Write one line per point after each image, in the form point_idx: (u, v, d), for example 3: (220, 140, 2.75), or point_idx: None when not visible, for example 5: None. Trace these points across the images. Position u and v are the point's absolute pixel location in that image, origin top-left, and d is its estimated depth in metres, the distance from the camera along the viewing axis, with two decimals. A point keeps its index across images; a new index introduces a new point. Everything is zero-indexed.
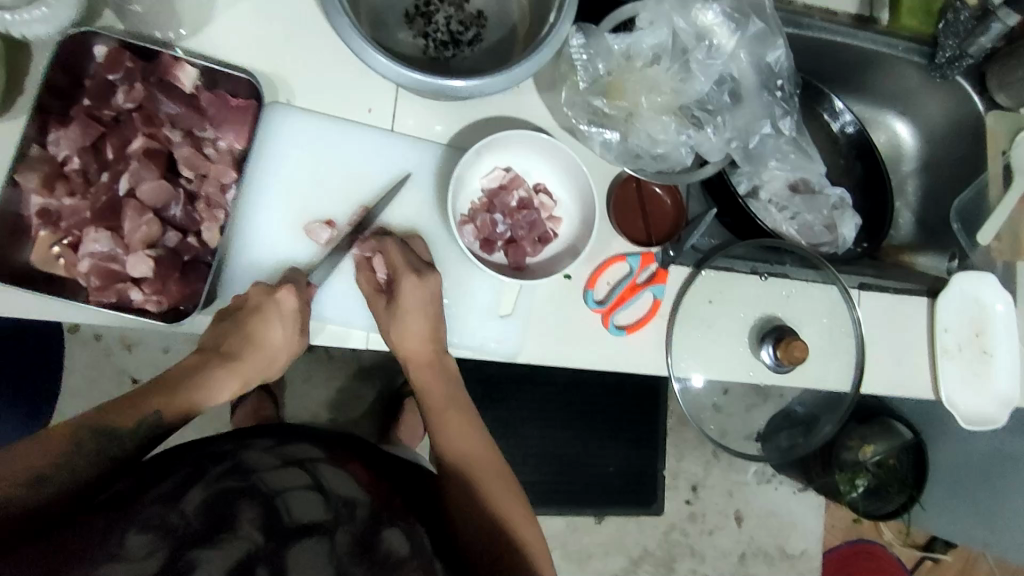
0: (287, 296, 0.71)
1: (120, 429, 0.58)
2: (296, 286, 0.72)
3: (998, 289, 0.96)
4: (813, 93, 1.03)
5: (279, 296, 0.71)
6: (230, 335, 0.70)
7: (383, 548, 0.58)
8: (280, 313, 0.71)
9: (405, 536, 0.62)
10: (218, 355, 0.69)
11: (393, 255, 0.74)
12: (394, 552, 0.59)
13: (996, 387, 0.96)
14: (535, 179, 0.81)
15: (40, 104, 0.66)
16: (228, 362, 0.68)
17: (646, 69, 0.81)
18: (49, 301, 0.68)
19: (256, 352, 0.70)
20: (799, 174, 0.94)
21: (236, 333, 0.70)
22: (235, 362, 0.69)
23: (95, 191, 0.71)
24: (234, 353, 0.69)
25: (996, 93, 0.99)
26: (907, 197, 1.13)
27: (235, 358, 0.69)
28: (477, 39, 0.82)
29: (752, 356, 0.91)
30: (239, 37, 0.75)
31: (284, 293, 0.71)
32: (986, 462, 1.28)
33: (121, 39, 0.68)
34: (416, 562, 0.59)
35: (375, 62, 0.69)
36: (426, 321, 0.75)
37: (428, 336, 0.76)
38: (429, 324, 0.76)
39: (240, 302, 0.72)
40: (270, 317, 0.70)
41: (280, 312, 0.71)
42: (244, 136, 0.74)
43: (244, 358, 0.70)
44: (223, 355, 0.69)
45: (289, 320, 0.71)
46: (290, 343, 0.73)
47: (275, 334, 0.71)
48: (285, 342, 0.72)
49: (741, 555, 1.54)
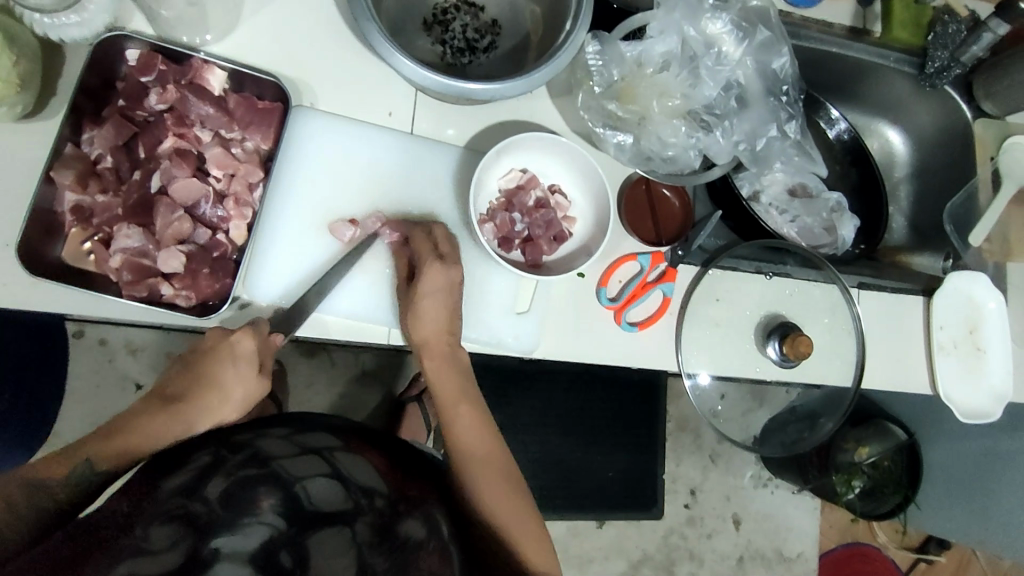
0: (242, 339, 0.68)
1: (52, 478, 0.59)
2: (254, 329, 0.70)
3: (990, 288, 1.01)
4: (810, 102, 1.07)
5: (233, 339, 0.68)
6: (183, 379, 0.68)
7: (401, 534, 0.60)
8: (233, 354, 0.68)
9: (422, 523, 0.63)
10: (166, 402, 0.66)
11: (419, 245, 0.75)
12: (410, 538, 0.60)
13: (989, 383, 0.99)
14: (551, 180, 0.84)
15: (75, 105, 0.69)
16: (173, 409, 0.66)
17: (657, 75, 0.85)
18: (81, 296, 0.69)
19: (206, 397, 0.67)
20: (798, 178, 0.98)
21: (188, 377, 0.68)
22: (181, 408, 0.66)
23: (127, 189, 0.73)
24: (177, 397, 0.66)
25: (983, 101, 1.05)
26: (899, 202, 1.18)
27: (182, 403, 0.66)
28: (493, 46, 0.85)
29: (759, 353, 0.94)
30: (265, 42, 0.78)
31: (239, 338, 0.68)
32: (979, 460, 1.32)
33: (154, 43, 0.71)
34: (433, 546, 0.61)
35: (401, 66, 0.72)
36: (446, 313, 0.76)
37: (444, 326, 0.76)
38: (445, 315, 0.75)
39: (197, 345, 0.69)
40: (222, 360, 0.68)
41: (232, 356, 0.68)
42: (272, 136, 0.77)
43: (191, 401, 0.67)
44: (172, 400, 0.67)
45: (241, 360, 0.68)
46: (247, 385, 0.69)
47: (226, 378, 0.68)
48: (241, 383, 0.69)
49: (739, 559, 1.56)
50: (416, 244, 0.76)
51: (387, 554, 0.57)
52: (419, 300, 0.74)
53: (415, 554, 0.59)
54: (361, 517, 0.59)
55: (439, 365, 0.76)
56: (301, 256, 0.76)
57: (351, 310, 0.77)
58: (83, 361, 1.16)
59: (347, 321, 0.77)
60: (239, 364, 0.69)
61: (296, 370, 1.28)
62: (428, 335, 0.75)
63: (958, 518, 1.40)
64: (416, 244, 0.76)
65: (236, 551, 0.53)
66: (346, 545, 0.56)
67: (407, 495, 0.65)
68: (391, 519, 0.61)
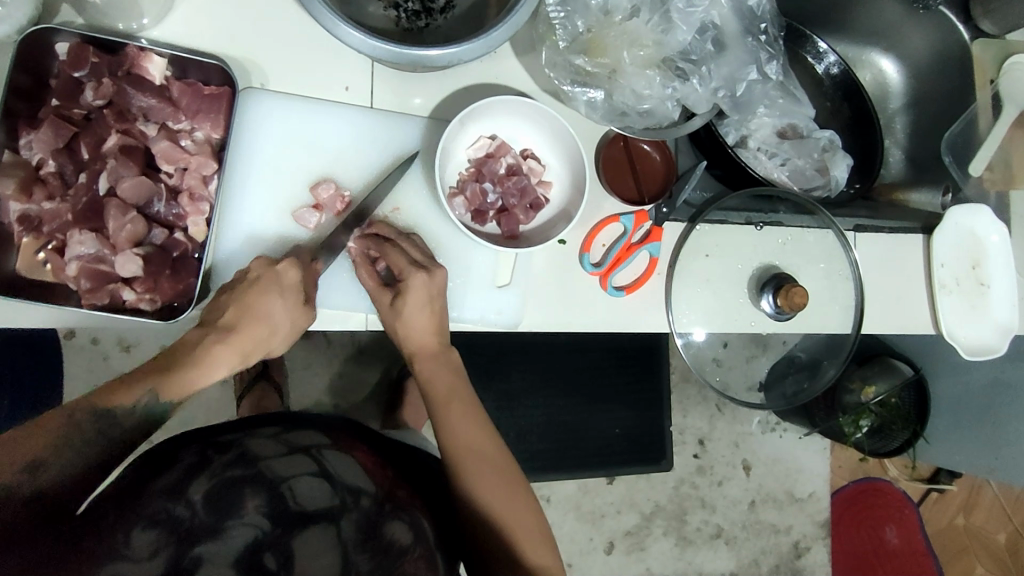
0: (289, 269, 0.67)
1: (117, 410, 0.55)
2: (298, 261, 0.68)
3: (992, 220, 0.96)
4: (795, 37, 1.02)
5: (278, 269, 0.66)
6: (230, 308, 0.64)
7: (387, 537, 0.60)
8: (280, 287, 0.66)
9: (409, 528, 0.63)
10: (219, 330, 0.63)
11: (395, 257, 0.72)
12: (396, 542, 0.60)
13: (995, 317, 0.96)
14: (522, 145, 0.80)
15: (7, 108, 0.65)
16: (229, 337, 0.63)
17: (627, 22, 0.79)
18: (42, 309, 0.67)
19: (256, 326, 0.65)
20: (787, 120, 0.93)
21: (234, 306, 0.65)
22: (236, 336, 0.63)
23: (75, 193, 0.70)
24: (230, 328, 0.64)
25: (981, 20, 0.98)
26: (895, 135, 1.10)
27: (236, 333, 0.64)
28: (450, 6, 0.79)
29: (753, 306, 0.91)
30: (204, 23, 0.73)
31: (284, 267, 0.66)
32: (988, 392, 1.30)
33: (82, 33, 0.66)
34: (418, 551, 0.62)
35: (348, 39, 0.67)
36: (432, 316, 0.74)
37: (433, 329, 0.74)
38: (433, 323, 0.74)
39: (240, 277, 0.68)
40: (269, 289, 0.66)
41: (278, 283, 0.66)
42: (221, 125, 0.72)
43: (243, 332, 0.64)
44: (224, 329, 0.63)
45: (291, 293, 0.67)
46: (293, 316, 0.67)
47: (276, 308, 0.66)
48: (288, 317, 0.67)
49: (751, 503, 1.56)
50: (393, 260, 0.72)
51: (371, 555, 0.58)
52: (403, 311, 0.72)
53: (398, 561, 0.59)
54: (349, 515, 0.59)
55: (432, 368, 0.75)
56: (269, 251, 0.73)
57: (323, 298, 0.74)
58: (76, 363, 1.14)
59: (328, 313, 0.75)
60: (285, 293, 0.67)
61: (292, 354, 1.26)
62: (415, 347, 0.75)
63: (967, 449, 1.39)
64: (397, 264, 0.72)
65: (219, 556, 0.52)
66: (331, 544, 0.56)
67: (395, 496, 0.64)
68: (380, 519, 0.61)
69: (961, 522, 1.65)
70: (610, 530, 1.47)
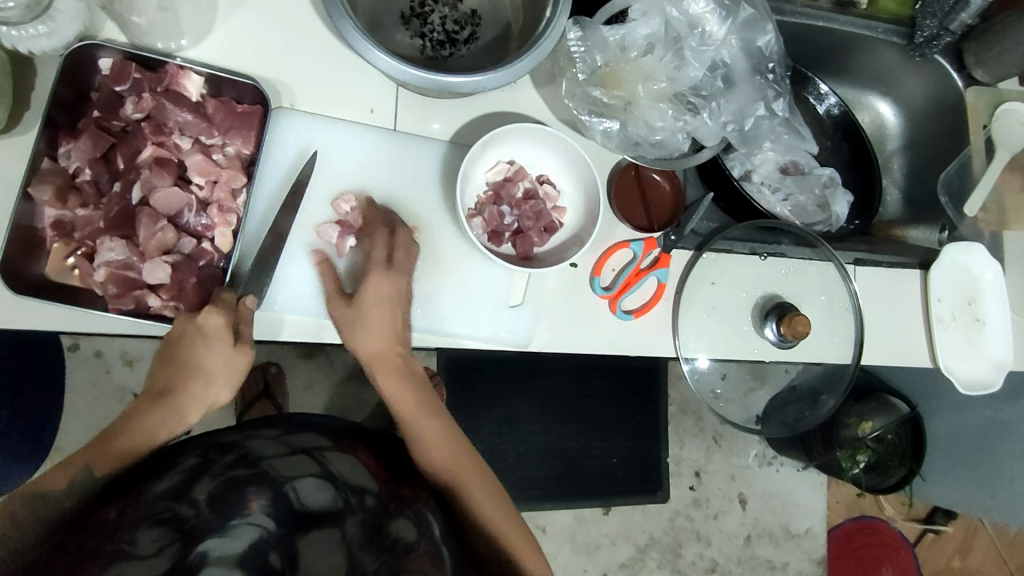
0: (210, 316, 0.68)
1: (53, 489, 0.54)
2: (221, 304, 0.69)
3: (986, 258, 1.00)
4: (798, 79, 1.06)
5: (200, 317, 0.68)
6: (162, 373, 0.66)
7: (391, 535, 0.57)
8: (206, 334, 0.67)
9: (412, 524, 0.59)
10: (154, 397, 0.64)
11: (376, 237, 0.75)
12: (401, 540, 0.57)
13: (988, 352, 0.99)
14: (539, 170, 0.83)
15: (48, 117, 0.68)
16: (163, 401, 0.64)
17: (642, 58, 0.83)
18: (69, 312, 0.69)
19: (192, 381, 0.66)
20: (790, 156, 0.97)
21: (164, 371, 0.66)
22: (173, 398, 0.65)
23: (108, 202, 0.73)
24: (164, 390, 0.65)
25: (974, 69, 1.03)
26: (893, 175, 1.16)
27: (169, 393, 0.65)
28: (473, 38, 0.84)
29: (757, 335, 0.93)
30: (239, 45, 0.76)
31: (206, 314, 0.67)
32: (983, 430, 1.31)
33: (125, 50, 0.70)
34: (423, 548, 0.57)
35: (380, 63, 0.70)
36: (388, 317, 0.74)
37: (393, 331, 0.74)
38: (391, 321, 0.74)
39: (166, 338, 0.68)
40: (194, 342, 0.67)
41: (202, 333, 0.67)
42: (252, 141, 0.75)
43: (177, 390, 0.65)
44: (157, 394, 0.65)
45: (216, 337, 0.68)
46: (227, 360, 0.68)
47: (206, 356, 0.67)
48: (224, 362, 0.68)
49: (747, 538, 1.56)
50: (371, 241, 0.75)
51: (377, 556, 0.55)
52: (364, 311, 0.73)
53: (405, 556, 0.55)
54: (352, 516, 0.57)
55: (393, 376, 0.74)
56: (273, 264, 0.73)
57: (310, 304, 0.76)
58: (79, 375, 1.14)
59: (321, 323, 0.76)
60: (213, 341, 0.68)
61: (294, 373, 1.27)
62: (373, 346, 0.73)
63: (961, 486, 1.40)
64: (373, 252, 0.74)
65: (224, 554, 0.50)
66: (335, 544, 0.54)
67: (398, 494, 0.63)
68: (382, 518, 0.59)
69: (956, 563, 1.66)
70: (606, 561, 1.46)
